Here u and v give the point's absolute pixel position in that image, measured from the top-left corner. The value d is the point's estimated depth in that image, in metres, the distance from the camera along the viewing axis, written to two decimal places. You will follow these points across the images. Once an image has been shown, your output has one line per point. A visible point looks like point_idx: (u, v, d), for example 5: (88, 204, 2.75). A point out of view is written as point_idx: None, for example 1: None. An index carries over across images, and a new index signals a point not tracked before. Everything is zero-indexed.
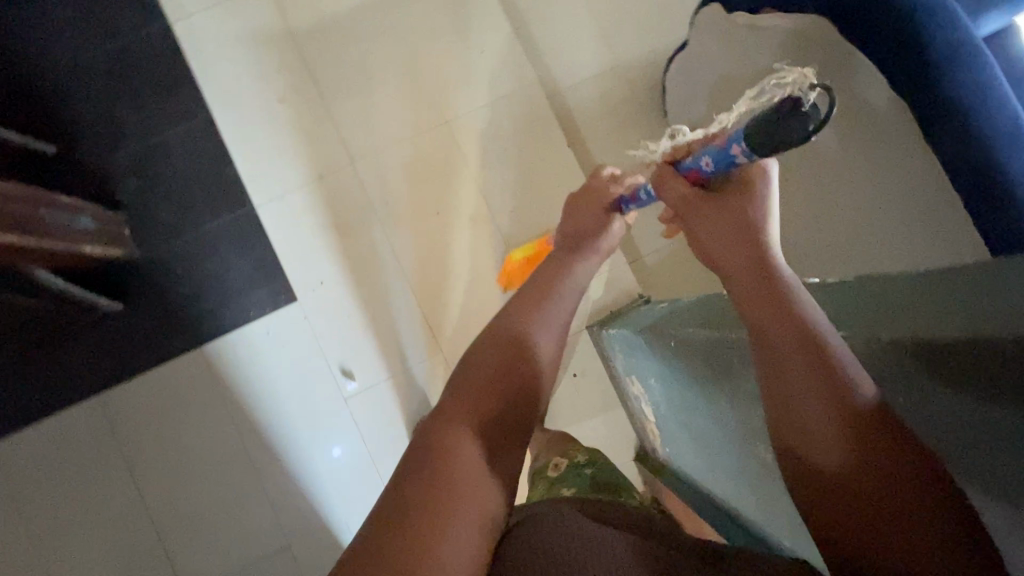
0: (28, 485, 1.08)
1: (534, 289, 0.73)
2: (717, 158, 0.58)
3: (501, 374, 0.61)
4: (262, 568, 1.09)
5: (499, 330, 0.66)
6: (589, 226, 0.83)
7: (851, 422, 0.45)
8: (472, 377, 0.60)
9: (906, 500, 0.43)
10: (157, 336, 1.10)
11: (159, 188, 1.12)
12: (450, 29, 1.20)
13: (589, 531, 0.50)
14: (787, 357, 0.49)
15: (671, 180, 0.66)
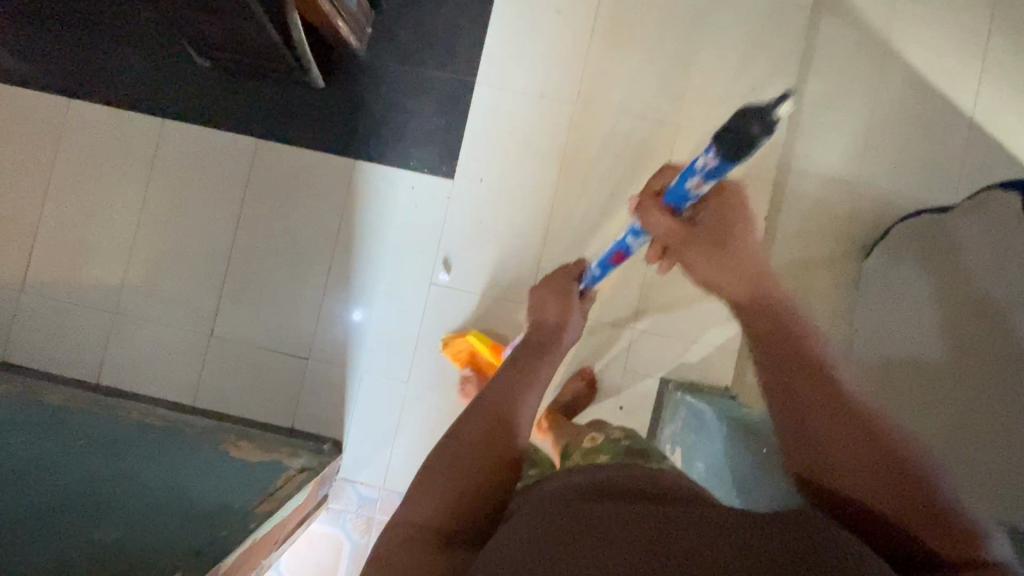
0: (166, 167, 1.19)
1: (498, 382, 0.66)
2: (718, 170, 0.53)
3: (465, 470, 0.55)
4: (277, 359, 1.16)
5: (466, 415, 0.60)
6: (554, 309, 0.85)
7: (847, 415, 0.48)
8: (427, 470, 0.55)
9: (898, 472, 0.46)
10: (331, 128, 1.17)
11: (413, 15, 1.17)
12: (739, 50, 1.17)
13: (602, 519, 0.45)
14: (799, 367, 0.52)
15: (653, 213, 0.62)
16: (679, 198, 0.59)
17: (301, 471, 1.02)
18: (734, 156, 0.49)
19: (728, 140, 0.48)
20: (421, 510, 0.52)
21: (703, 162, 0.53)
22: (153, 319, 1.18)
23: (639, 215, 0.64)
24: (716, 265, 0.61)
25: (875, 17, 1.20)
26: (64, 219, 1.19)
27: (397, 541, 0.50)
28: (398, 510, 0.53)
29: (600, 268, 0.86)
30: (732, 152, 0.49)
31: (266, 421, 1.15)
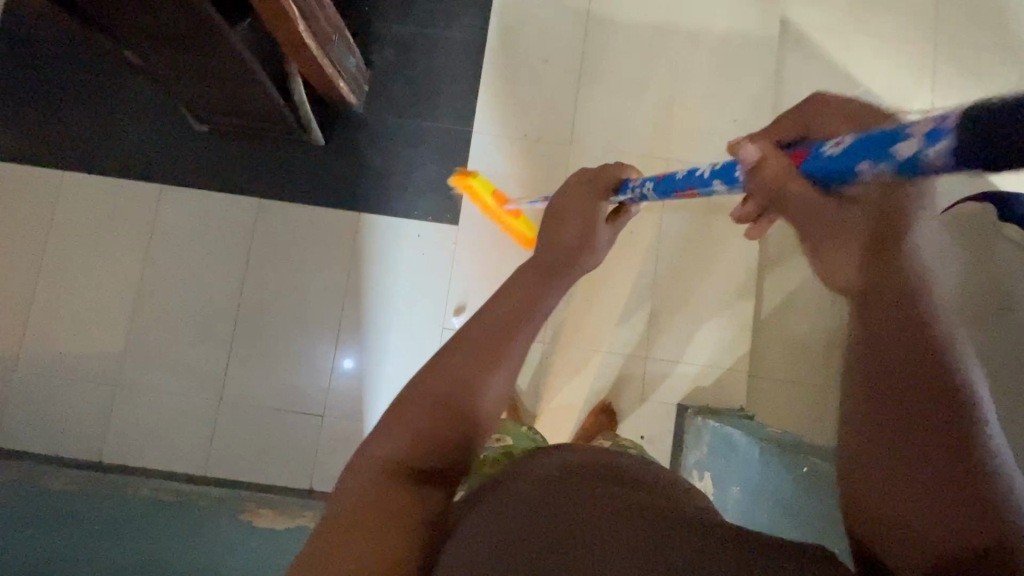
0: (166, 232, 1.18)
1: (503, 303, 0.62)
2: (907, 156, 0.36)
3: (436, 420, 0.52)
4: (291, 418, 1.14)
5: (438, 371, 0.55)
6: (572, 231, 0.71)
7: (945, 420, 0.37)
8: (401, 414, 0.52)
9: (979, 504, 0.34)
10: (333, 183, 1.19)
11: (408, 72, 1.21)
12: (717, 87, 1.25)
13: (576, 495, 0.44)
14: (894, 316, 0.41)
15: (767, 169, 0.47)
16: (823, 176, 0.42)
17: None
18: (969, 166, 0.31)
19: (971, 146, 0.30)
20: (399, 450, 0.50)
21: (910, 143, 0.34)
22: (159, 388, 1.14)
23: (750, 163, 0.48)
24: (847, 251, 0.44)
25: (835, 51, 1.30)
26: (60, 294, 1.16)
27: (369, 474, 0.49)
28: (372, 441, 0.51)
29: (657, 193, 0.65)
30: (968, 161, 0.30)
31: (282, 484, 1.12)
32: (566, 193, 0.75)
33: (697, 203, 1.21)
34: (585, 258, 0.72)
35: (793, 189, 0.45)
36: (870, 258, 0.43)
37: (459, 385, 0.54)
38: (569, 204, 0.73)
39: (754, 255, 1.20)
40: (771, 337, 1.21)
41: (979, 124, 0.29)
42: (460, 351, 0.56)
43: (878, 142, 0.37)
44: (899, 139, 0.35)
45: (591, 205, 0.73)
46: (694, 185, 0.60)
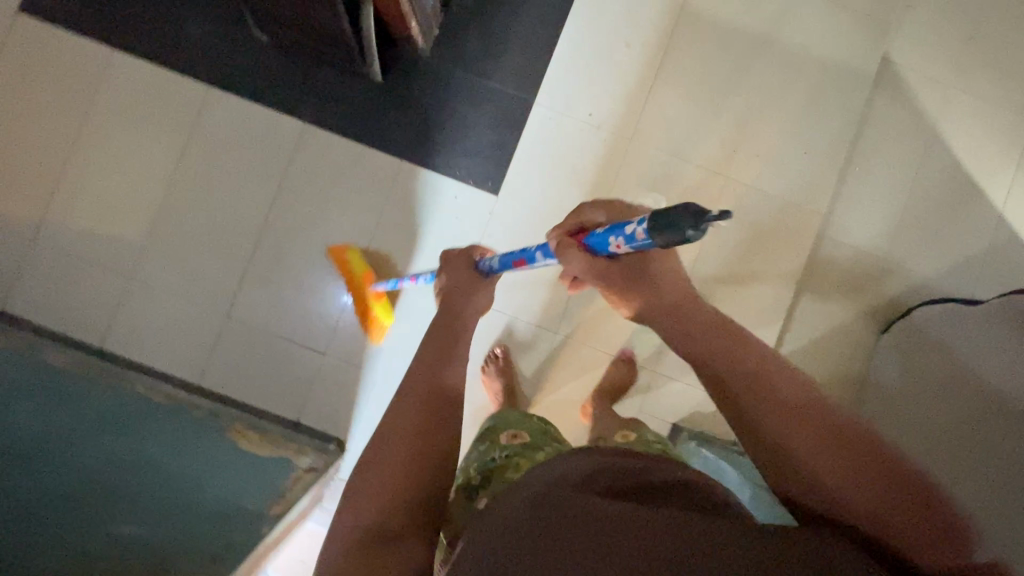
0: (205, 136, 1.15)
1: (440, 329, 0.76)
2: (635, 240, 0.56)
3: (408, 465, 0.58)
4: (292, 349, 1.14)
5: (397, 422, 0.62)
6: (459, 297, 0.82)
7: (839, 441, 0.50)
8: (367, 482, 0.57)
9: (869, 469, 0.48)
10: (381, 123, 1.15)
11: (482, 24, 1.15)
12: (797, 112, 1.18)
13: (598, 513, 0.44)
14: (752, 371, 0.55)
15: (568, 253, 0.65)
16: (601, 249, 0.62)
17: (309, 472, 0.96)
18: (662, 242, 0.52)
19: (664, 230, 0.51)
20: (370, 515, 0.55)
21: (635, 228, 0.55)
22: (169, 290, 1.14)
23: (560, 256, 0.66)
24: (638, 295, 0.65)
25: (929, 103, 1.22)
26: (90, 175, 1.14)
27: (348, 545, 0.54)
28: (342, 518, 0.56)
29: (500, 265, 0.79)
30: (662, 238, 0.51)
31: (272, 412, 1.12)
32: (444, 273, 0.86)
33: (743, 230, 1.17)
34: (476, 305, 0.82)
35: (594, 267, 0.64)
36: (694, 327, 0.61)
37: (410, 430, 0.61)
38: (456, 277, 0.84)
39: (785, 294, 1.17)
40: None
41: (662, 217, 0.51)
42: (398, 409, 0.64)
43: (619, 228, 0.58)
44: (627, 225, 0.56)
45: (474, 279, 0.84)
46: (524, 257, 0.74)
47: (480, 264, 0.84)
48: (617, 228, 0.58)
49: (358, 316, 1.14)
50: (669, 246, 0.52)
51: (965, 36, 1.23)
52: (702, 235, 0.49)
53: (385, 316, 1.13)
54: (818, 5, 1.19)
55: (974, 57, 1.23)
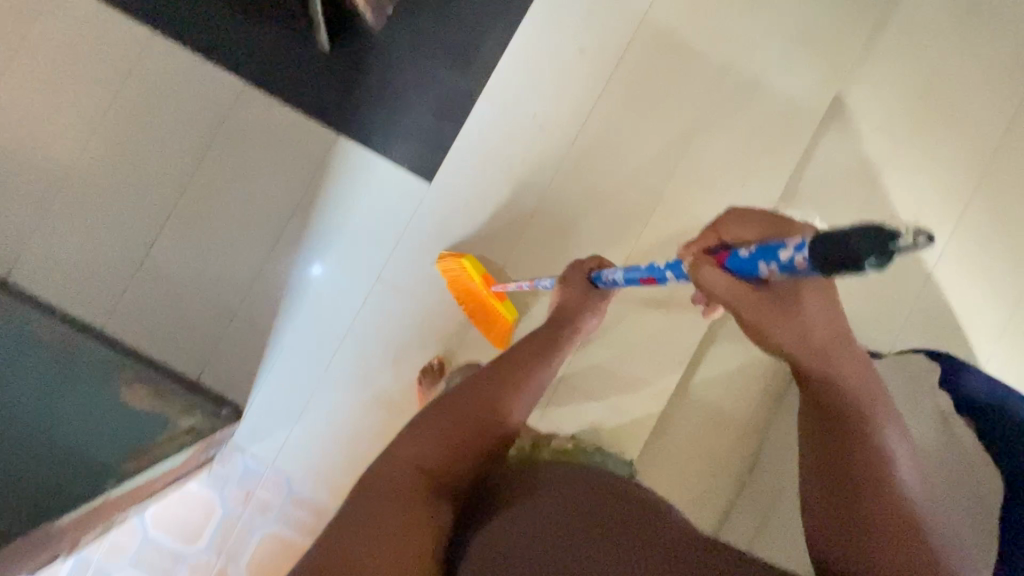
0: (142, 78, 1.13)
1: (530, 343, 0.80)
2: (781, 264, 0.54)
3: (457, 431, 0.66)
4: (203, 306, 1.13)
5: (462, 401, 0.69)
6: (571, 300, 0.88)
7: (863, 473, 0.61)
8: (435, 429, 0.65)
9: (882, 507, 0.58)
10: (324, 94, 1.13)
11: (438, 7, 1.13)
12: (744, 142, 1.18)
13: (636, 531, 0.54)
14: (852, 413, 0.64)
15: (705, 271, 0.62)
16: (746, 271, 0.59)
17: (187, 433, 0.99)
18: (827, 268, 0.47)
19: (836, 252, 0.46)
20: (417, 456, 0.63)
21: (794, 256, 0.52)
22: (84, 229, 1.12)
23: (692, 275, 0.63)
24: (799, 333, 0.64)
25: (877, 152, 1.23)
26: (17, 100, 1.12)
27: (396, 478, 0.61)
28: (401, 447, 0.64)
29: (625, 281, 0.80)
30: (829, 264, 0.47)
31: (171, 365, 1.11)
32: (562, 283, 0.90)
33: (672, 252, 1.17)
34: (586, 318, 0.87)
35: (731, 289, 0.61)
36: (830, 365, 0.65)
37: (476, 415, 0.68)
38: (570, 295, 0.88)
39: (703, 320, 1.18)
40: (685, 407, 1.21)
41: (833, 243, 0.46)
42: (480, 389, 0.71)
43: (774, 251, 0.55)
44: (785, 250, 0.53)
45: (586, 297, 0.88)
46: (653, 275, 0.74)
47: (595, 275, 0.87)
48: (777, 252, 0.54)
49: (480, 320, 1.10)
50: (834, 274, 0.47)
51: (923, 89, 1.23)
52: (883, 265, 0.44)
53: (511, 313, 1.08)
54: (779, 39, 1.18)
55: (927, 116, 1.23)
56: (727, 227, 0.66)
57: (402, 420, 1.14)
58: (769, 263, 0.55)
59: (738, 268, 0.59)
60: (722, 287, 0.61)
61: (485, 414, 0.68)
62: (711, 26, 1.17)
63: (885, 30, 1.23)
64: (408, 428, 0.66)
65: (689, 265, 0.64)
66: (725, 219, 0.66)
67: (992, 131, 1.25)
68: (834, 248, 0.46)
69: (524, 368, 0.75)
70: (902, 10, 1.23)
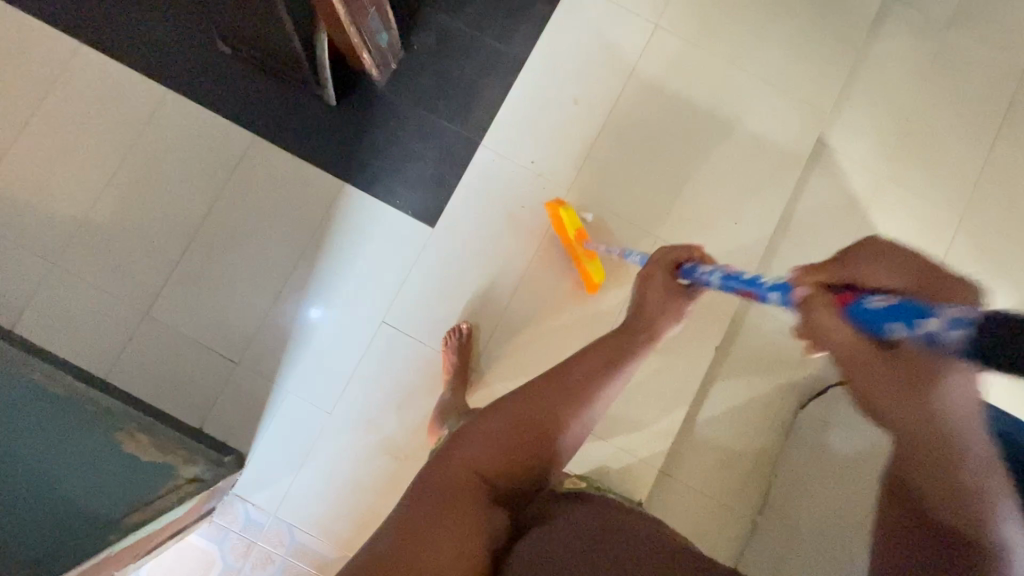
0: (154, 135, 1.17)
1: (603, 343, 0.70)
2: (955, 329, 0.37)
3: (515, 440, 0.61)
4: (208, 354, 1.13)
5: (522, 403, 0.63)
6: (656, 295, 0.76)
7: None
8: (493, 431, 0.61)
9: None
10: (330, 145, 1.18)
11: (438, 64, 1.20)
12: (734, 182, 1.22)
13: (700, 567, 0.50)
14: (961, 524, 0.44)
15: (818, 313, 0.49)
16: (875, 325, 0.45)
17: (191, 482, 0.98)
18: (980, 358, 0.35)
19: (1005, 344, 0.33)
20: (473, 456, 0.60)
21: (943, 327, 0.38)
22: (93, 280, 1.13)
23: (801, 312, 0.51)
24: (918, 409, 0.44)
25: (861, 190, 1.28)
26: (33, 158, 1.16)
27: (449, 480, 0.58)
28: (455, 447, 0.61)
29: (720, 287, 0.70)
30: (982, 354, 0.35)
31: (174, 415, 1.11)
32: (649, 276, 0.78)
33: None
34: (671, 315, 0.76)
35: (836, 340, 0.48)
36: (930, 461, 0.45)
37: (534, 426, 0.62)
38: (651, 288, 0.77)
39: (704, 356, 1.20)
40: (692, 444, 1.21)
41: (1011, 330, 0.33)
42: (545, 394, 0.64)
43: (914, 313, 0.41)
44: (931, 318, 0.40)
45: (674, 293, 0.77)
46: (755, 290, 0.64)
47: (688, 269, 0.77)
48: (918, 314, 0.41)
49: (573, 270, 1.16)
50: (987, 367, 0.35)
51: (899, 130, 1.30)
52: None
53: (598, 275, 1.15)
54: (760, 87, 1.25)
55: (906, 154, 1.29)
56: (877, 257, 0.48)
57: (408, 464, 1.13)
58: (904, 327, 0.42)
59: (870, 314, 0.45)
60: (837, 339, 0.47)
61: (545, 427, 0.62)
62: (695, 77, 1.24)
63: (858, 77, 1.31)
64: (464, 428, 0.63)
65: (801, 301, 0.51)
66: (864, 246, 0.50)
67: (969, 168, 1.31)
68: (1003, 337, 0.33)
69: (592, 378, 0.66)
70: (872, 59, 1.31)
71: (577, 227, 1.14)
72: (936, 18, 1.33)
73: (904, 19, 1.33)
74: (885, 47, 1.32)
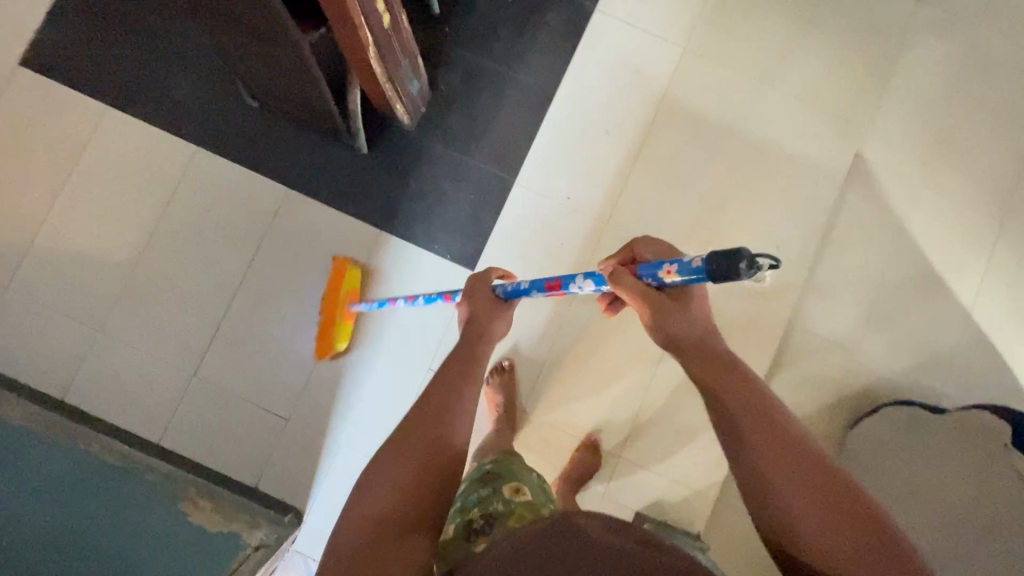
0: (187, 196, 1.17)
1: (464, 348, 0.74)
2: (687, 267, 0.57)
3: (413, 469, 0.58)
4: (257, 411, 1.13)
5: (411, 427, 0.61)
6: (483, 304, 0.81)
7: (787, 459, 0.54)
8: (381, 470, 0.58)
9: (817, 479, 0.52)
10: (364, 194, 1.17)
11: (467, 103, 1.19)
12: (772, 204, 1.21)
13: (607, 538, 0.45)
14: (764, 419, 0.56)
15: (626, 279, 0.65)
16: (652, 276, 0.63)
17: (257, 548, 0.98)
18: (711, 277, 0.54)
19: (714, 266, 0.53)
20: (370, 508, 0.56)
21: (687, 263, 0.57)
22: (137, 346, 1.13)
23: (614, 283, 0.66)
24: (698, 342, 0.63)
25: (900, 201, 1.25)
26: (68, 226, 1.15)
27: (352, 546, 0.54)
28: (352, 506, 0.57)
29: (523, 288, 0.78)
30: (714, 270, 0.53)
31: (230, 474, 1.11)
32: (465, 299, 0.82)
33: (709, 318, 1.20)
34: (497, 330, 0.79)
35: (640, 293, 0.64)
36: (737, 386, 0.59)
37: (422, 449, 0.60)
38: (476, 302, 0.81)
39: None
40: None
41: (714, 258, 0.53)
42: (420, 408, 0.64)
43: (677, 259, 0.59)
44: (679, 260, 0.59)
45: (495, 305, 0.81)
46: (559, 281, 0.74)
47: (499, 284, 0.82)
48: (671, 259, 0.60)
49: (321, 324, 1.13)
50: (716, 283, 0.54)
51: (934, 136, 1.27)
52: (749, 277, 0.51)
53: (344, 336, 1.13)
54: (792, 104, 1.23)
55: (944, 162, 1.27)
56: (644, 241, 0.71)
57: None
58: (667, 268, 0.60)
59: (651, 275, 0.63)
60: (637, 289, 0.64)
61: (437, 439, 0.60)
62: (725, 98, 1.22)
63: (892, 85, 1.27)
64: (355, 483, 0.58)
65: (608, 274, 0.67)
66: (636, 243, 0.71)
67: (1010, 170, 1.27)
68: (714, 262, 0.53)
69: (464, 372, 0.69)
70: (905, 64, 1.28)
71: (352, 291, 1.14)
72: (967, 16, 1.29)
73: (936, 20, 1.29)
74: (918, 51, 1.28)
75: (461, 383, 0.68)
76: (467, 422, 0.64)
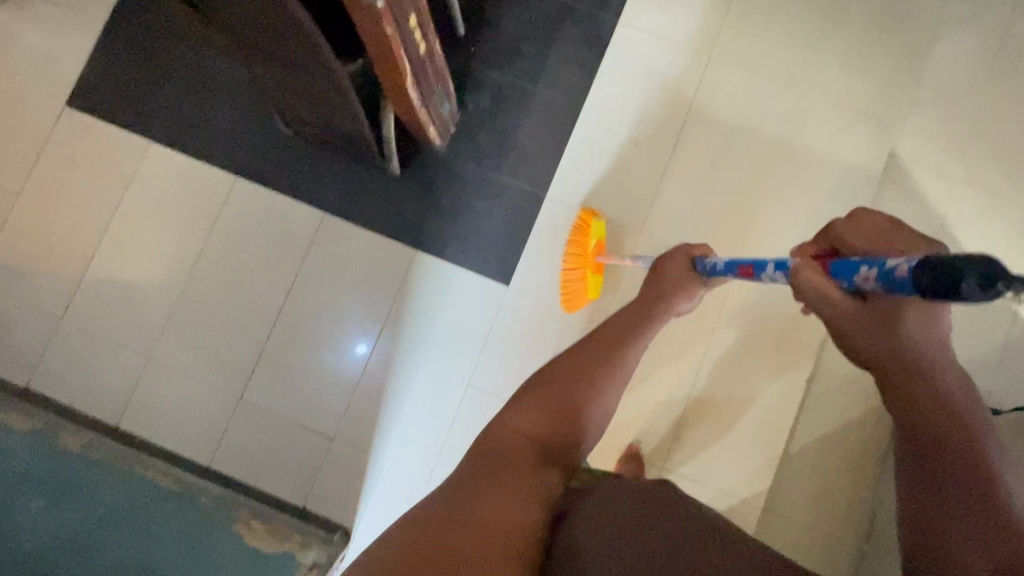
0: (228, 224, 1.20)
1: (632, 313, 0.84)
2: (890, 273, 0.55)
3: (555, 415, 0.70)
4: (303, 431, 1.16)
5: (569, 377, 0.74)
6: (673, 272, 0.86)
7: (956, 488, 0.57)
8: (541, 401, 0.71)
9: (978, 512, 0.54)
10: (399, 214, 1.19)
11: (496, 120, 1.20)
12: (806, 206, 1.20)
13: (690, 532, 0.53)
14: (946, 444, 0.60)
15: (815, 271, 0.65)
16: (844, 275, 0.61)
17: (311, 568, 1.01)
18: (926, 289, 0.50)
19: (932, 277, 0.49)
20: (525, 426, 0.69)
21: (900, 266, 0.53)
22: (185, 373, 1.17)
23: (795, 274, 0.66)
24: (899, 358, 0.64)
25: (937, 197, 1.23)
26: (116, 259, 1.20)
27: (506, 442, 0.67)
28: (509, 419, 0.70)
29: (723, 266, 0.80)
30: (926, 286, 0.49)
31: (279, 495, 1.14)
32: (667, 262, 0.88)
33: (745, 324, 1.19)
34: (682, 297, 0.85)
35: (830, 295, 0.63)
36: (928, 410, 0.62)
37: (567, 404, 0.72)
38: (672, 265, 0.87)
39: (794, 387, 1.18)
40: (792, 480, 1.17)
41: (933, 267, 0.49)
42: (565, 372, 0.75)
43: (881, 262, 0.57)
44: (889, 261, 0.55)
45: (691, 277, 0.86)
46: (753, 265, 0.75)
47: (700, 259, 0.85)
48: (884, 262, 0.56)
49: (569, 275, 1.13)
50: (935, 300, 0.50)
51: (970, 129, 1.25)
52: (989, 300, 0.46)
53: (591, 291, 1.14)
54: (822, 105, 1.22)
55: (982, 155, 1.24)
56: (859, 221, 0.66)
57: None
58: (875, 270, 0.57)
59: (840, 274, 0.62)
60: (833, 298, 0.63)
61: (575, 399, 0.72)
62: (752, 102, 1.22)
63: (924, 80, 1.25)
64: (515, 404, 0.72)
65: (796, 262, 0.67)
66: (838, 226, 0.67)
67: None
68: (934, 267, 0.49)
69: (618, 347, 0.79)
70: (935, 59, 1.26)
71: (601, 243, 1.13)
72: (997, 6, 1.27)
73: (966, 12, 1.27)
74: (949, 45, 1.26)
75: (617, 360, 0.77)
76: (604, 400, 0.74)
